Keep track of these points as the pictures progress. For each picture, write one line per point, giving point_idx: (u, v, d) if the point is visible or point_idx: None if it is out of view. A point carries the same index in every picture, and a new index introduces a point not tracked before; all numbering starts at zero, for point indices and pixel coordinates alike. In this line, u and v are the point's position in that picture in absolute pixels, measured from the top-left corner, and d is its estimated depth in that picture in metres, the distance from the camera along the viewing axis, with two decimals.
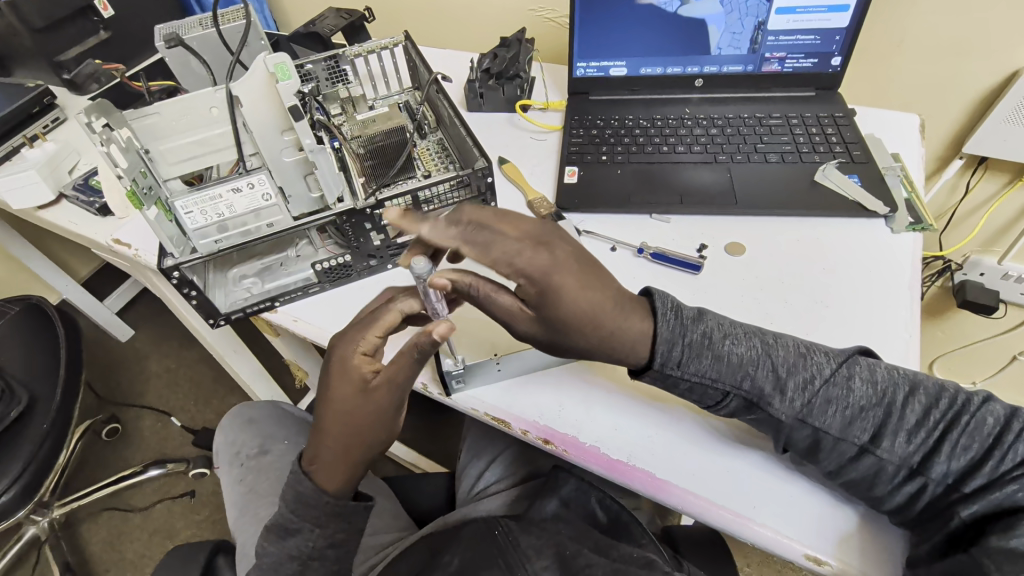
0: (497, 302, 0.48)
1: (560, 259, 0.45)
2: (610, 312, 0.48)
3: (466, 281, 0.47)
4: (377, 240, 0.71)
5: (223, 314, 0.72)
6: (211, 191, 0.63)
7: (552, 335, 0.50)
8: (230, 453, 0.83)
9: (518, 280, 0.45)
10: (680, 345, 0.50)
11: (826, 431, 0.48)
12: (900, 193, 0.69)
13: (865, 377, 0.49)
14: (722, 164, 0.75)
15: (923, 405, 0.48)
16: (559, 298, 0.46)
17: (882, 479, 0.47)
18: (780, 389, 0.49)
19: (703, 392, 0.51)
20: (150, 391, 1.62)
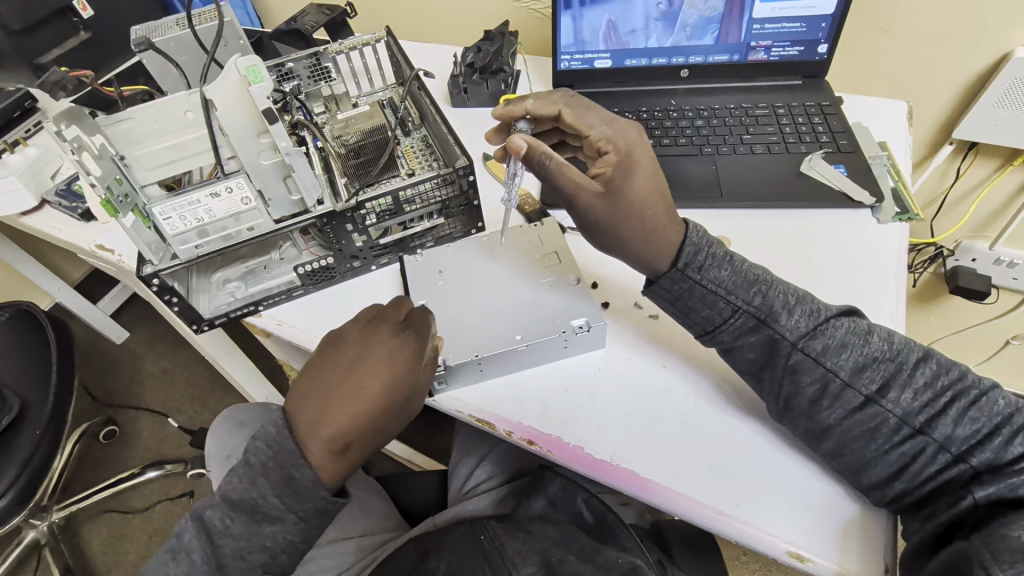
0: (569, 169, 0.54)
1: (641, 142, 0.57)
2: (663, 210, 0.55)
3: (541, 147, 0.54)
4: (359, 241, 0.71)
5: (207, 319, 0.71)
6: (189, 196, 0.63)
7: (605, 212, 0.55)
8: (221, 456, 0.82)
9: (605, 148, 0.57)
10: (705, 254, 0.54)
11: (835, 373, 0.49)
12: (887, 182, 0.69)
13: (881, 335, 0.50)
14: (708, 156, 0.74)
15: (934, 370, 0.48)
16: (631, 170, 0.55)
17: (882, 434, 0.47)
18: (789, 308, 0.51)
19: (715, 304, 0.53)
20: (147, 392, 1.62)
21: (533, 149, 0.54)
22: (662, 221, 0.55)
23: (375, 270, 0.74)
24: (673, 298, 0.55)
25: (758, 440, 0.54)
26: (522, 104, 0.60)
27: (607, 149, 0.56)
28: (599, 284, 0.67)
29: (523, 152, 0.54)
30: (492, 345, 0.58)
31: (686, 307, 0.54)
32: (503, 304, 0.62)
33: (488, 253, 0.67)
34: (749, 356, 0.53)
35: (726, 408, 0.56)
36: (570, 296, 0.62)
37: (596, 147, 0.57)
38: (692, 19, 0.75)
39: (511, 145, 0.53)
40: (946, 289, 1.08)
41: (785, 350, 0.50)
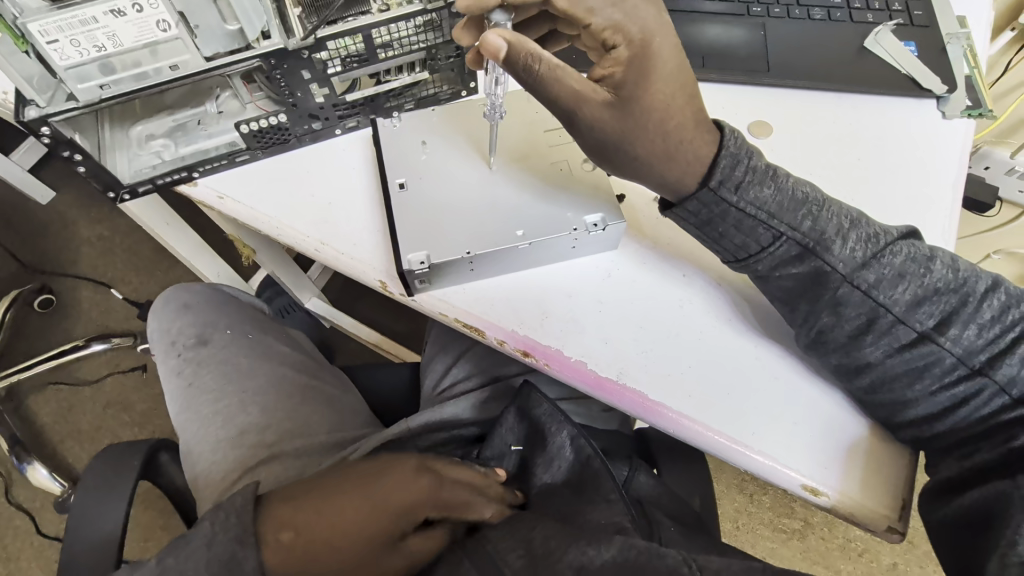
0: (563, 73, 0.42)
1: (663, 23, 0.44)
2: (691, 123, 0.44)
3: (527, 45, 0.42)
4: (319, 97, 0.56)
5: (127, 185, 0.58)
6: (81, 11, 0.46)
7: (617, 129, 0.44)
8: (166, 342, 0.73)
9: (614, 38, 0.44)
10: (743, 168, 0.45)
11: (887, 309, 0.43)
12: (962, 68, 0.57)
13: (945, 261, 0.45)
14: (756, 18, 0.60)
15: (1000, 304, 0.43)
16: (647, 66, 0.43)
17: (935, 372, 0.43)
18: (844, 235, 0.44)
19: (752, 231, 0.45)
20: (83, 260, 1.46)
21: (514, 51, 0.42)
22: (689, 134, 0.44)
23: (340, 136, 0.60)
24: (701, 222, 0.46)
25: (776, 361, 0.49)
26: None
27: (614, 41, 0.43)
28: (611, 175, 0.56)
29: (501, 57, 0.42)
30: (489, 240, 0.48)
31: (716, 233, 0.46)
32: (504, 194, 0.51)
33: (482, 134, 0.54)
34: (788, 285, 0.46)
35: (746, 325, 0.51)
36: (580, 189, 0.51)
37: (600, 39, 0.44)
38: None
39: (486, 46, 0.41)
40: None
41: (833, 283, 0.44)
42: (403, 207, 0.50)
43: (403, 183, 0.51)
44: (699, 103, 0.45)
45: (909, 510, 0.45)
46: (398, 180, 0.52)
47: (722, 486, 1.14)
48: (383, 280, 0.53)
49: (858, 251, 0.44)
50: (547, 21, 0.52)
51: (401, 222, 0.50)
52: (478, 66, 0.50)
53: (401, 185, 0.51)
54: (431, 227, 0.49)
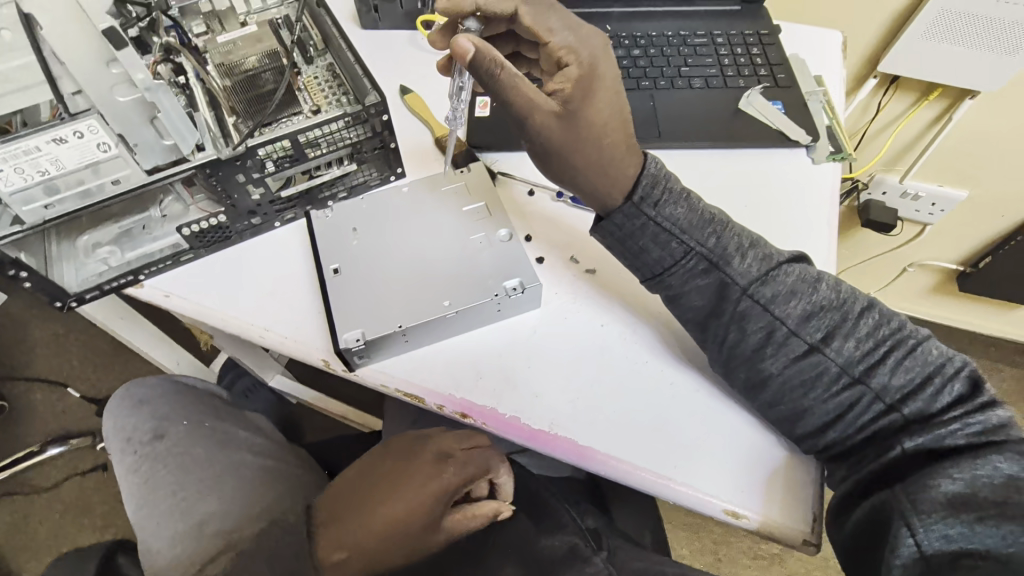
0: (520, 80, 0.48)
1: (606, 53, 0.51)
2: (621, 140, 0.51)
3: (493, 54, 0.47)
4: (257, 194, 0.61)
5: (75, 293, 0.61)
6: (24, 143, 0.50)
7: (559, 133, 0.50)
8: (120, 440, 0.72)
9: (566, 60, 0.51)
10: (661, 187, 0.52)
11: (782, 321, 0.49)
12: (822, 120, 0.67)
13: (831, 283, 0.51)
14: (646, 90, 0.68)
15: (877, 321, 0.49)
16: (592, 89, 0.50)
17: (823, 381, 0.48)
18: (742, 252, 0.50)
19: (667, 245, 0.51)
20: (37, 361, 1.43)
21: (480, 54, 0.48)
22: (621, 149, 0.51)
23: (279, 228, 0.65)
24: (624, 236, 0.52)
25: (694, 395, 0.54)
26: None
27: (568, 61, 0.51)
28: (532, 238, 0.62)
29: (470, 57, 0.48)
30: (417, 314, 0.53)
31: (635, 247, 0.52)
32: (434, 268, 0.56)
33: (417, 209, 0.60)
34: (699, 305, 0.51)
35: (667, 361, 0.55)
36: (501, 258, 0.56)
37: (556, 58, 0.51)
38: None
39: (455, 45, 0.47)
40: (858, 222, 1.12)
41: (734, 296, 0.50)
42: (340, 290, 0.55)
43: (337, 268, 0.56)
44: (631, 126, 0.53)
45: (819, 523, 0.49)
46: (331, 265, 0.56)
47: (698, 519, 1.15)
48: (326, 359, 0.57)
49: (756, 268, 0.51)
50: (511, 41, 0.59)
51: (338, 305, 0.54)
52: (445, 70, 0.63)
53: (335, 270, 0.56)
54: (364, 306, 0.54)
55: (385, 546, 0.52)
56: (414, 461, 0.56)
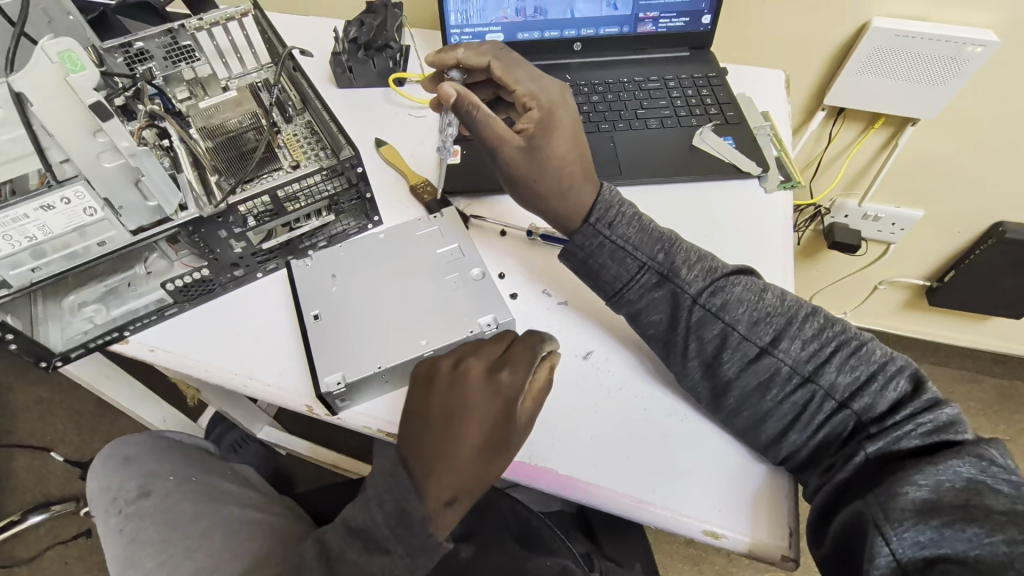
0: (494, 120, 0.56)
1: (563, 100, 0.60)
2: (580, 168, 0.58)
3: (471, 97, 0.55)
4: (238, 248, 0.63)
5: (59, 353, 0.61)
6: (12, 212, 0.52)
7: (527, 166, 0.58)
8: (106, 501, 0.72)
9: (530, 105, 0.59)
10: (616, 210, 0.57)
11: (733, 327, 0.53)
12: (771, 152, 0.71)
13: (776, 292, 0.55)
14: (606, 133, 0.73)
15: (820, 324, 0.52)
16: (552, 128, 0.58)
17: (776, 383, 0.51)
18: (690, 264, 0.55)
19: (623, 261, 0.56)
20: (19, 427, 1.41)
21: (462, 99, 0.55)
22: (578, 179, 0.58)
23: (261, 279, 0.67)
24: (585, 256, 0.57)
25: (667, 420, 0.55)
26: (452, 53, 0.62)
27: (531, 106, 0.59)
28: (506, 275, 0.65)
29: (453, 101, 0.55)
30: (395, 353, 0.55)
31: (596, 267, 0.57)
32: (410, 305, 0.58)
33: (391, 251, 0.62)
34: (658, 319, 0.55)
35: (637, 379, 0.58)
36: (476, 296, 0.59)
37: (521, 103, 0.60)
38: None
39: (442, 90, 0.54)
40: (825, 245, 1.17)
41: (687, 304, 0.54)
42: (320, 332, 0.57)
43: (317, 314, 0.58)
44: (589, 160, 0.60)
45: (797, 536, 0.50)
46: (312, 311, 0.58)
47: (698, 550, 1.14)
48: (310, 404, 0.58)
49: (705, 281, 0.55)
50: (491, 86, 0.66)
51: (318, 350, 0.56)
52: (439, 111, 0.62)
53: (315, 316, 0.58)
54: (343, 348, 0.55)
55: (481, 463, 0.47)
56: (466, 436, 0.46)
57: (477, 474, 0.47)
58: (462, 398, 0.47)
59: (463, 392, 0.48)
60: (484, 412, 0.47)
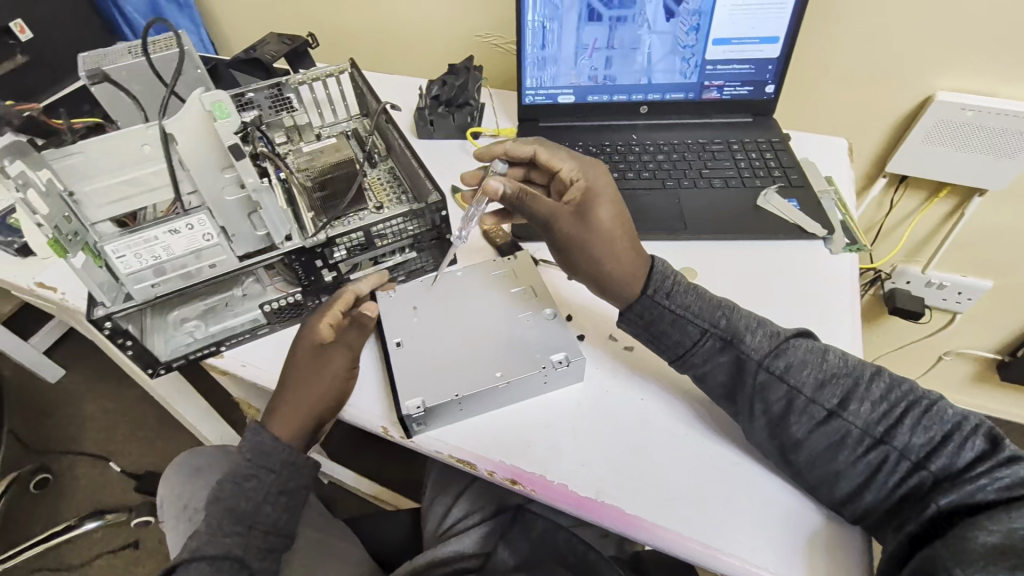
0: (544, 199, 0.59)
1: (606, 177, 0.63)
2: (626, 235, 0.60)
3: (519, 185, 0.59)
4: (329, 277, 0.69)
5: (163, 362, 0.67)
6: (147, 233, 0.60)
7: (580, 234, 0.59)
8: (176, 509, 0.72)
9: (573, 182, 0.62)
10: (670, 281, 0.59)
11: (798, 390, 0.53)
12: (836, 215, 0.73)
13: (838, 353, 0.55)
14: (670, 190, 0.77)
15: (888, 383, 0.52)
16: (597, 202, 0.60)
17: (848, 445, 0.51)
18: (752, 329, 0.56)
19: (684, 328, 0.57)
20: (85, 434, 1.50)
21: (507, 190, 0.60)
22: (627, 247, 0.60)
23: None
24: (647, 325, 0.59)
25: (731, 468, 0.56)
26: (501, 144, 0.66)
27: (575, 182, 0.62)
28: (573, 317, 0.68)
29: (501, 193, 0.59)
30: (475, 383, 0.58)
31: (658, 332, 0.58)
32: (483, 339, 0.62)
33: (465, 294, 0.66)
34: (718, 383, 0.56)
35: (697, 433, 0.58)
36: (545, 335, 0.62)
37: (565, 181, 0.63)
38: (646, 59, 0.80)
39: (488, 185, 0.59)
40: (885, 310, 1.15)
41: (751, 370, 0.54)
42: (403, 363, 0.60)
43: (399, 341, 0.62)
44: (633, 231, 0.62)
45: None
46: (395, 340, 0.62)
47: None
48: (385, 426, 0.61)
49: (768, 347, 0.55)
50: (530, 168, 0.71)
51: (400, 374, 0.59)
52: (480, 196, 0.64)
53: (397, 342, 0.62)
54: (423, 377, 0.59)
55: (308, 371, 0.61)
56: (297, 351, 0.62)
57: (325, 374, 0.61)
58: (298, 329, 0.63)
59: (310, 323, 0.63)
60: (307, 334, 0.62)
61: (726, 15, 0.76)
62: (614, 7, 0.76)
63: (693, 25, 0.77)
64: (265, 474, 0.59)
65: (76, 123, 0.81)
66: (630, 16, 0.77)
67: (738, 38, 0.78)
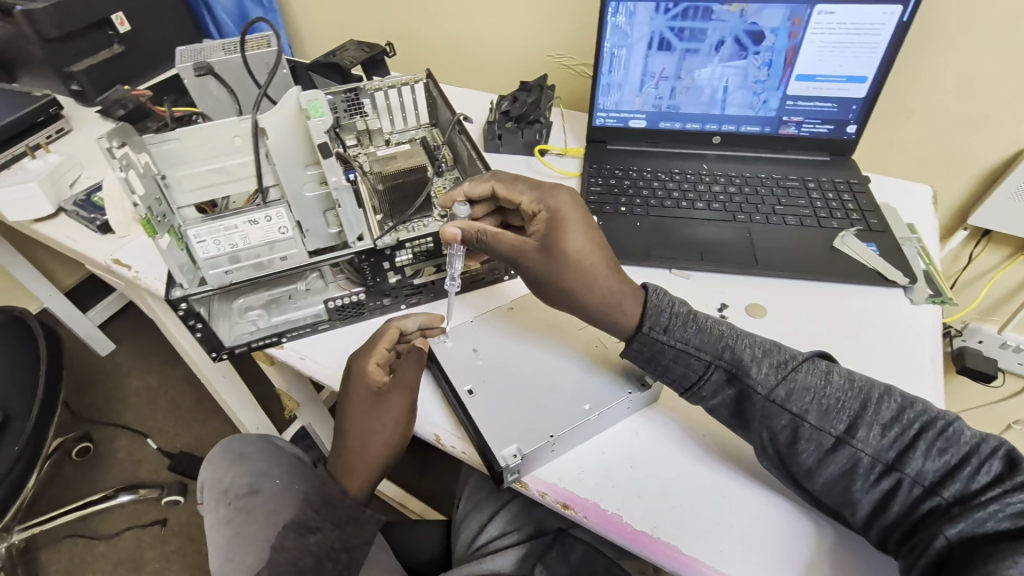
0: (503, 237, 0.58)
1: (574, 201, 0.59)
2: (602, 261, 0.56)
3: (475, 227, 0.59)
4: (394, 279, 0.70)
5: (227, 347, 0.69)
6: (228, 221, 0.62)
7: (547, 268, 0.56)
8: (216, 492, 0.67)
9: (537, 213, 0.60)
10: (667, 313, 0.55)
11: (803, 418, 0.50)
12: (919, 264, 0.71)
13: (842, 374, 0.52)
14: (741, 223, 0.76)
15: (897, 405, 0.49)
16: (561, 230, 0.56)
17: (860, 475, 0.48)
18: (758, 360, 0.52)
19: (688, 362, 0.54)
20: (127, 409, 1.54)
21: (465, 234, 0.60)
22: (606, 277, 0.55)
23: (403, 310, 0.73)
24: (648, 359, 0.55)
25: (740, 486, 0.55)
26: (459, 189, 0.65)
27: (538, 214, 0.59)
28: None
29: (460, 238, 0.60)
30: (565, 421, 0.56)
31: (661, 366, 0.55)
32: (545, 364, 0.62)
33: (517, 323, 0.66)
34: (722, 409, 0.54)
35: (705, 451, 0.58)
36: (608, 368, 0.61)
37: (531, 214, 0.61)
38: (717, 93, 0.79)
39: (444, 233, 0.59)
40: (953, 369, 1.09)
41: (755, 402, 0.52)
42: (482, 409, 0.58)
43: (471, 389, 0.60)
44: (612, 256, 0.57)
45: None
46: (466, 387, 0.60)
47: None
48: (439, 434, 0.61)
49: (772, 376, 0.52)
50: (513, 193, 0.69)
51: (484, 422, 0.57)
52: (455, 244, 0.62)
53: (469, 391, 0.60)
54: (513, 425, 0.57)
55: (368, 418, 0.61)
56: (352, 395, 0.61)
57: (384, 423, 0.61)
58: (347, 374, 0.61)
59: (357, 367, 0.61)
60: (359, 380, 0.60)
61: (814, 50, 0.74)
62: (687, 38, 0.75)
63: (765, 63, 0.75)
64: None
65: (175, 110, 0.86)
66: (700, 48, 0.76)
67: (822, 74, 0.76)
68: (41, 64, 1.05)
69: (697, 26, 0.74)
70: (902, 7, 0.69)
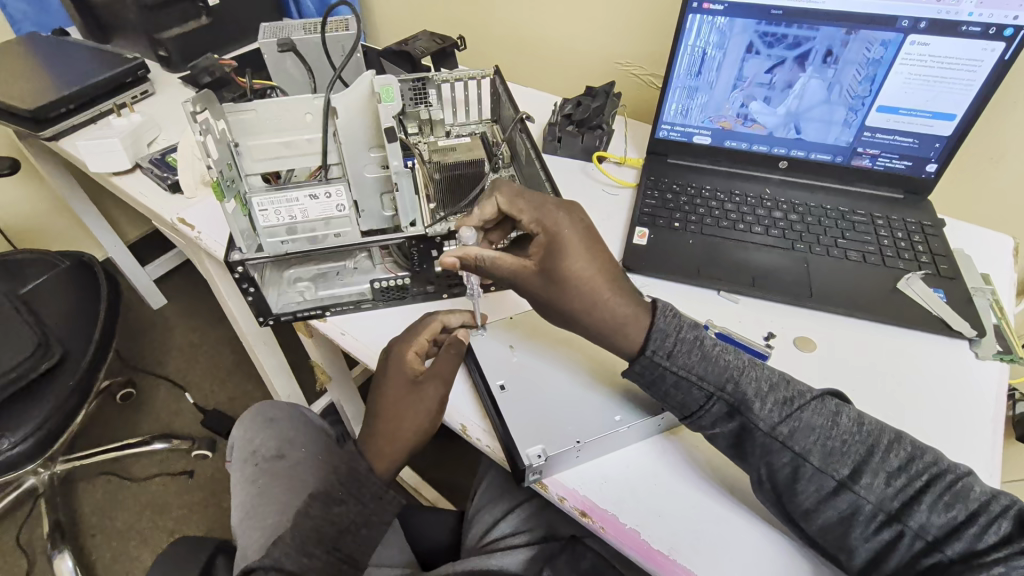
0: (501, 261, 0.54)
1: (572, 218, 0.54)
2: (607, 286, 0.53)
3: (471, 254, 0.55)
4: (440, 268, 0.71)
5: (273, 314, 0.71)
6: (290, 193, 0.63)
7: (549, 293, 0.54)
8: (246, 453, 0.72)
9: (536, 232, 0.55)
10: (673, 338, 0.53)
11: (805, 457, 0.48)
12: (989, 318, 0.67)
13: (851, 417, 0.50)
14: (798, 253, 0.73)
15: (906, 454, 0.47)
16: (560, 251, 0.53)
17: (859, 522, 0.46)
18: (762, 396, 0.50)
19: (688, 390, 0.52)
20: (170, 362, 1.61)
21: (464, 262, 0.56)
22: (610, 297, 0.53)
23: (445, 300, 0.74)
24: (648, 383, 0.54)
25: (741, 514, 0.54)
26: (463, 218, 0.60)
27: (537, 232, 0.55)
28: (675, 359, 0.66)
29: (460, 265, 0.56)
30: (593, 429, 0.56)
31: (661, 392, 0.53)
32: (577, 370, 0.61)
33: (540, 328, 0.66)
34: (721, 440, 0.53)
35: (701, 479, 0.56)
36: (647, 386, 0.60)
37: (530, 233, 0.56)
38: (805, 103, 0.75)
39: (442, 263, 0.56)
40: (1012, 433, 1.02)
41: (757, 438, 0.50)
42: (509, 406, 0.58)
43: (502, 385, 0.60)
44: (617, 274, 0.55)
45: None
46: (498, 382, 0.60)
47: None
48: (466, 425, 0.61)
49: (776, 413, 0.50)
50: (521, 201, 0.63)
51: (512, 418, 0.57)
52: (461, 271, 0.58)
53: (500, 386, 0.60)
54: (541, 425, 0.56)
55: (401, 404, 0.60)
56: (388, 380, 0.60)
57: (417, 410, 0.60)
58: (386, 359, 0.61)
59: (397, 353, 0.61)
60: (398, 366, 0.60)
61: (901, 81, 0.70)
62: (778, 42, 0.72)
63: (868, 66, 0.70)
64: (353, 502, 0.57)
65: (256, 83, 0.90)
66: (793, 58, 0.72)
67: (906, 108, 0.72)
68: (136, 29, 1.12)
69: (802, 35, 0.70)
70: (1004, 45, 0.65)
